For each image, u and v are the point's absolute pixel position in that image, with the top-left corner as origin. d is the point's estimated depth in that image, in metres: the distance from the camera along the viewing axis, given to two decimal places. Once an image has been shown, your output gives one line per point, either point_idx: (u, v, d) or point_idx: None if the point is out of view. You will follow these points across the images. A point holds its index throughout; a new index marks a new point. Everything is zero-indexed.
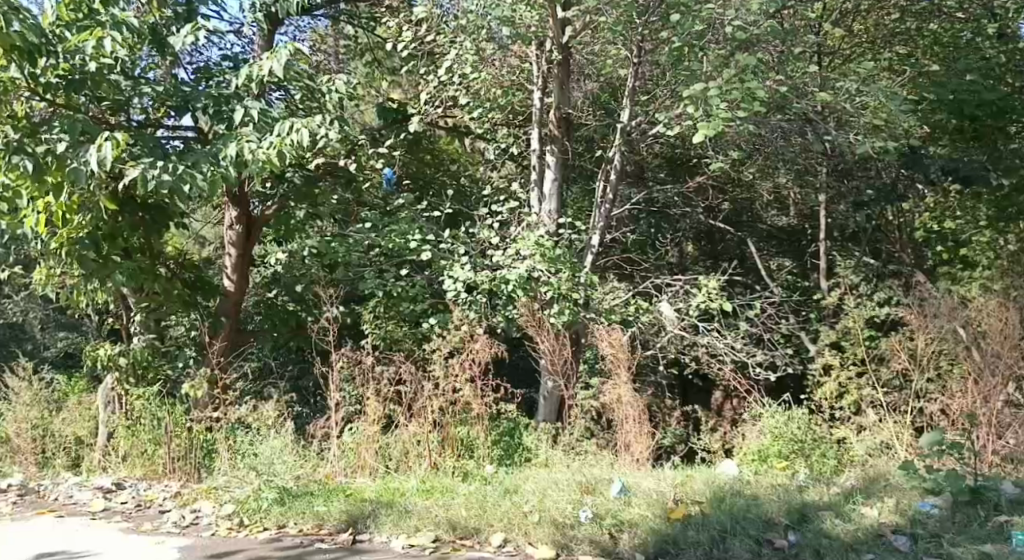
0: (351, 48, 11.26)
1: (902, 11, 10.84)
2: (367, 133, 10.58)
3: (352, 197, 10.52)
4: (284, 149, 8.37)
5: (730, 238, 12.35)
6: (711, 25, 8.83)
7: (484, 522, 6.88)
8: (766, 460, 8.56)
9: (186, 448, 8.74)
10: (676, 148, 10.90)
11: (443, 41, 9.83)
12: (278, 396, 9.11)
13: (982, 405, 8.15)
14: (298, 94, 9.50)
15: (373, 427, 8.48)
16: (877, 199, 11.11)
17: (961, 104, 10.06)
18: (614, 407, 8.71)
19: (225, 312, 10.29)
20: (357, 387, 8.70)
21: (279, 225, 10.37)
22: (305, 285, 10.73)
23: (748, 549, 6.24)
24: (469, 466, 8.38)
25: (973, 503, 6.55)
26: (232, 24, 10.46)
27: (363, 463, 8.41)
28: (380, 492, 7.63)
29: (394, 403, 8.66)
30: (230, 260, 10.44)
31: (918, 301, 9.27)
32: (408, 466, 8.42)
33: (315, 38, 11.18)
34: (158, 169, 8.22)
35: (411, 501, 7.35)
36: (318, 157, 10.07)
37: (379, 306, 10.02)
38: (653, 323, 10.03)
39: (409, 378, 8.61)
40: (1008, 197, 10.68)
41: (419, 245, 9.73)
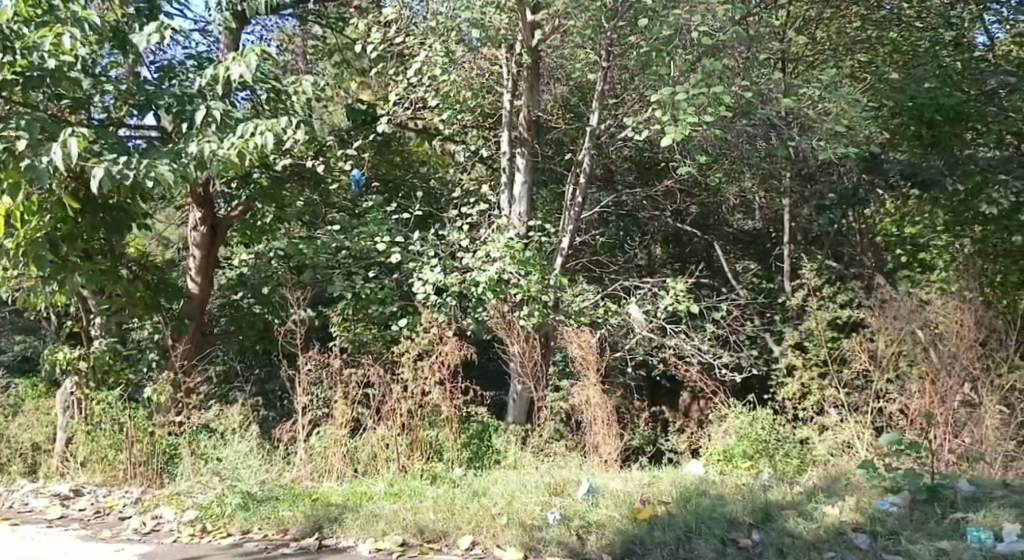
0: (320, 48, 11.22)
1: (863, 20, 11.01)
2: (335, 133, 10.69)
3: (321, 199, 10.56)
4: (244, 150, 8.37)
5: (697, 241, 12.58)
6: (679, 31, 8.91)
7: (453, 524, 6.92)
8: (732, 460, 8.72)
9: (148, 453, 8.59)
10: (644, 152, 11.01)
11: (413, 42, 9.83)
12: (243, 399, 9.09)
13: (941, 406, 8.30)
14: (264, 94, 9.42)
15: (341, 430, 8.46)
16: (840, 203, 11.30)
17: (922, 108, 10.36)
18: (582, 409, 8.81)
19: (189, 314, 10.24)
20: (327, 389, 8.68)
21: (246, 228, 10.50)
22: (272, 286, 10.60)
23: (714, 549, 6.31)
24: (437, 469, 8.42)
25: (930, 501, 6.70)
26: (196, 22, 10.43)
27: (331, 468, 8.41)
28: (348, 496, 7.65)
29: (363, 406, 8.66)
30: (194, 261, 10.38)
31: (879, 303, 9.49)
32: (376, 469, 8.46)
33: (282, 37, 11.16)
34: (122, 165, 8.19)
35: (379, 504, 7.39)
36: (286, 158, 10.17)
37: (348, 308, 9.99)
38: (622, 324, 10.10)
39: (377, 380, 8.65)
40: (964, 201, 10.57)
41: (388, 248, 9.76)
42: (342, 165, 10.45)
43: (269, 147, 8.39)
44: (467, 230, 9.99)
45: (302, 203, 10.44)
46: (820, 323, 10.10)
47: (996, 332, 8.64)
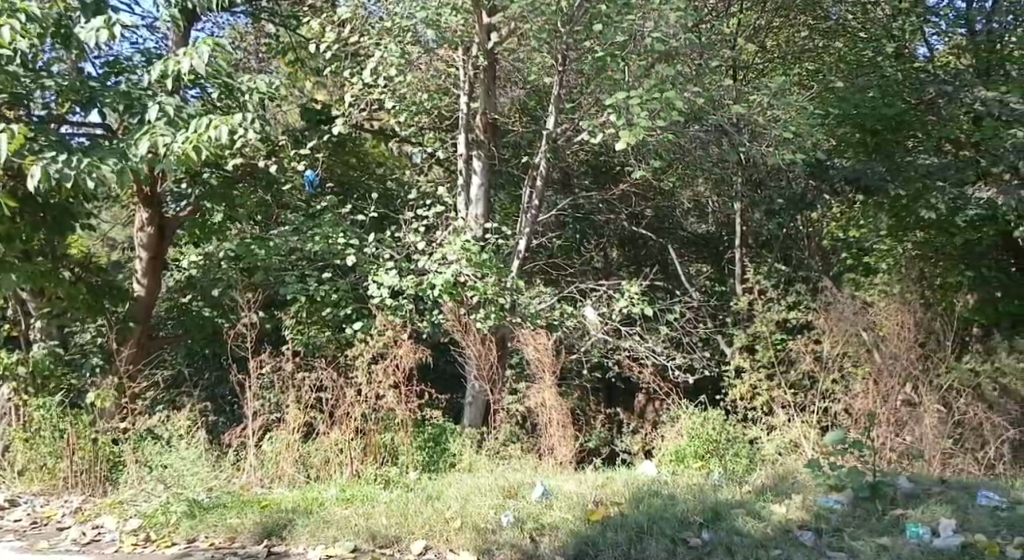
0: (274, 46, 11.21)
1: (811, 29, 11.33)
2: (290, 133, 10.60)
3: (273, 199, 10.49)
4: (199, 145, 8.31)
5: (652, 243, 12.73)
6: (633, 37, 9.07)
7: (406, 530, 6.95)
8: (683, 461, 8.90)
9: (92, 460, 8.46)
10: (599, 156, 11.14)
11: (369, 42, 9.82)
12: (191, 404, 9.03)
13: (883, 404, 8.59)
14: (215, 92, 9.39)
15: (293, 434, 8.44)
16: (788, 207, 11.61)
17: (862, 118, 10.73)
18: (538, 410, 8.97)
19: (136, 317, 10.24)
20: (279, 393, 8.66)
21: (196, 226, 10.36)
22: (222, 288, 10.47)
23: (665, 548, 6.39)
24: (391, 473, 8.45)
25: (872, 499, 6.88)
26: (144, 18, 10.28)
27: (281, 474, 8.37)
28: (298, 501, 7.65)
29: (316, 410, 8.65)
30: (140, 263, 10.36)
31: (825, 305, 9.70)
32: (328, 474, 8.46)
33: (235, 34, 11.15)
34: (61, 162, 8.10)
35: (331, 510, 7.41)
36: (238, 157, 9.86)
37: (303, 310, 9.98)
38: (578, 326, 10.25)
39: (331, 384, 8.66)
40: (908, 207, 10.89)
41: (343, 250, 9.72)
42: (296, 165, 10.29)
43: (223, 140, 8.32)
44: (424, 233, 9.99)
45: (255, 202, 10.36)
46: (769, 325, 10.27)
47: (934, 334, 8.98)
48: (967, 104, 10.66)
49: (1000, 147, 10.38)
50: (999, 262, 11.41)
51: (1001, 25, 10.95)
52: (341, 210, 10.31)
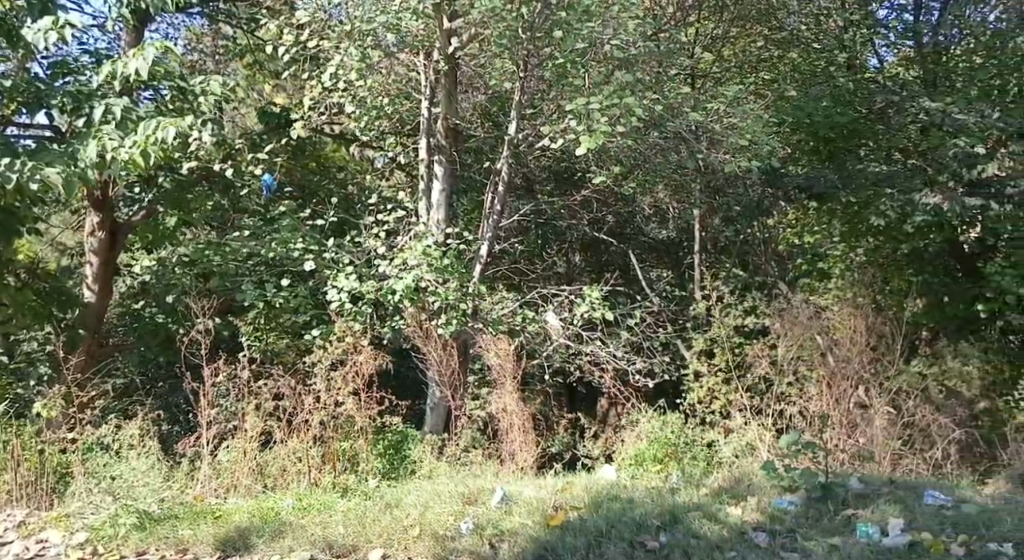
0: (230, 48, 11.08)
1: (766, 40, 11.58)
2: (248, 136, 10.55)
3: (229, 204, 10.53)
4: (148, 149, 8.29)
5: (614, 248, 12.77)
6: (593, 44, 9.17)
7: (364, 539, 6.95)
8: (643, 464, 9.04)
9: (37, 473, 8.16)
10: (561, 162, 11.22)
11: (328, 46, 9.68)
12: (143, 414, 8.93)
13: (836, 407, 8.74)
14: (168, 93, 9.29)
15: (250, 443, 8.38)
16: (745, 214, 11.87)
17: (816, 125, 10.93)
18: (500, 417, 9.02)
19: (86, 324, 10.19)
20: (234, 401, 8.65)
21: (148, 232, 10.30)
22: (177, 294, 10.35)
23: (623, 551, 6.46)
24: (349, 481, 8.44)
25: (824, 499, 7.04)
26: (93, 18, 10.11)
27: (236, 483, 8.27)
28: (253, 512, 7.62)
29: (274, 419, 8.62)
30: (91, 269, 10.27)
31: (778, 310, 9.88)
32: (285, 483, 8.39)
33: (190, 36, 11.06)
34: (4, 166, 7.97)
35: (287, 520, 7.41)
36: (192, 160, 9.71)
37: (261, 316, 9.90)
38: (540, 332, 10.26)
39: (290, 392, 8.64)
40: (859, 214, 11.15)
41: (301, 255, 9.67)
42: (251, 169, 10.13)
43: (171, 143, 8.32)
44: (384, 238, 10.01)
45: (211, 207, 10.41)
46: (726, 329, 10.38)
47: (885, 338, 9.13)
48: (913, 113, 10.76)
49: (944, 155, 10.51)
50: (943, 265, 11.33)
51: (948, 40, 11.18)
52: (299, 214, 10.08)
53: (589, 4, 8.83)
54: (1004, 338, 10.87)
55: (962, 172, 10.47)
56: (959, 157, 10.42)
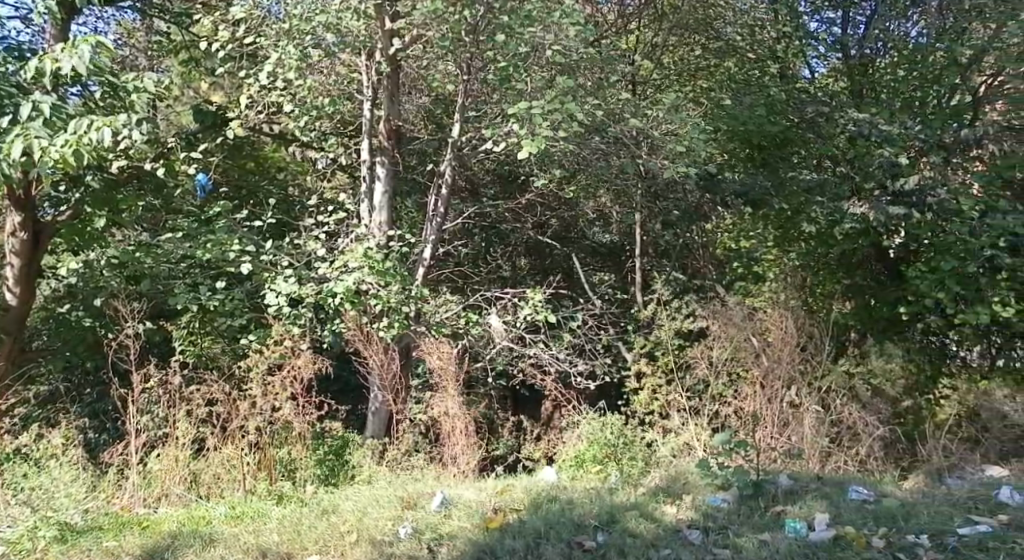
0: (166, 44, 10.79)
1: (704, 48, 11.78)
2: (182, 136, 10.50)
3: (162, 203, 10.41)
4: (80, 148, 8.09)
5: (557, 252, 12.86)
6: (535, 49, 9.27)
7: (298, 546, 6.96)
8: (582, 465, 9.22)
9: None
10: (504, 164, 11.36)
11: (265, 43, 9.60)
12: (68, 423, 8.79)
13: (768, 406, 8.97)
14: (98, 90, 9.06)
15: (181, 452, 8.32)
16: (683, 219, 12.11)
17: (748, 133, 11.09)
18: (441, 419, 9.09)
19: (8, 328, 9.90)
20: (165, 408, 8.49)
21: (74, 232, 10.07)
22: (104, 298, 10.14)
23: (560, 552, 6.55)
24: (283, 489, 8.41)
25: (755, 496, 7.24)
26: (17, 9, 9.89)
27: (167, 493, 8.24)
28: (184, 521, 7.60)
29: (207, 426, 8.57)
30: (12, 271, 9.78)
31: (713, 312, 10.08)
32: (217, 491, 8.39)
33: (122, 31, 11.06)
34: None
35: (218, 528, 7.40)
36: (121, 159, 9.60)
37: (195, 320, 10.00)
38: (483, 335, 10.37)
39: (223, 397, 8.54)
40: (791, 219, 11.42)
41: (237, 256, 9.60)
42: (184, 169, 10.13)
43: (104, 143, 8.15)
44: (324, 240, 10.00)
45: (143, 208, 10.31)
46: (668, 331, 10.47)
47: (814, 337, 9.49)
48: (842, 124, 10.94)
49: (870, 164, 10.79)
50: (865, 269, 11.62)
51: (873, 51, 11.57)
52: (234, 215, 10.00)
53: (529, 9, 8.97)
54: (925, 339, 11.11)
55: (885, 182, 10.79)
56: (884, 166, 10.71)
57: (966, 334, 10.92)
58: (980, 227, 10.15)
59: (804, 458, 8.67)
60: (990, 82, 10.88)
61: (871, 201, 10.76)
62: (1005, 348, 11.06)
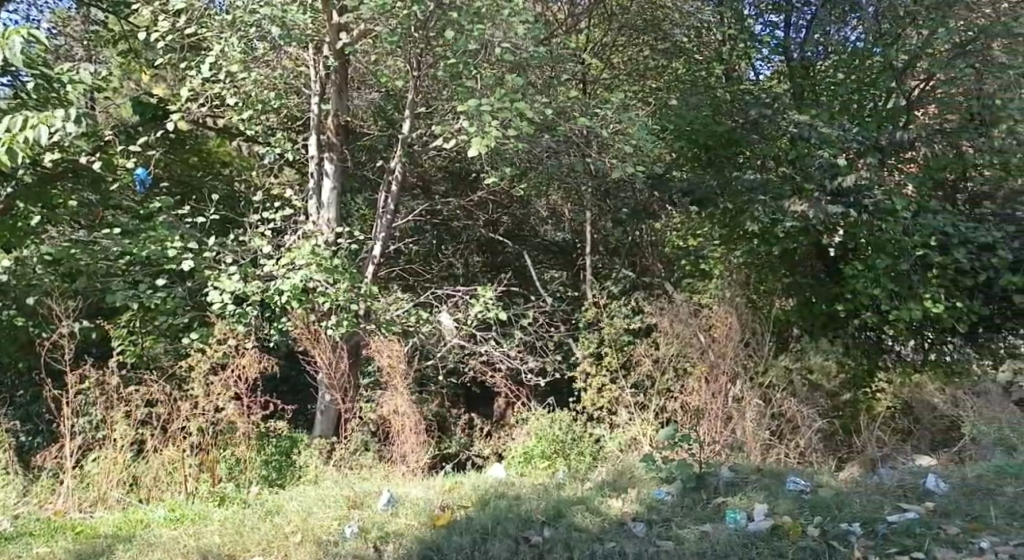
0: (101, 36, 10.78)
1: (653, 49, 11.90)
2: (120, 129, 10.40)
3: (99, 199, 10.22)
4: (13, 146, 7.76)
5: (508, 250, 12.85)
6: (484, 47, 9.30)
7: (241, 547, 6.92)
8: (531, 460, 9.46)
9: None
10: (455, 162, 11.56)
11: (208, 34, 9.47)
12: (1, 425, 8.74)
13: (710, 403, 9.10)
14: (30, 83, 8.65)
15: (119, 453, 8.27)
16: (632, 218, 12.31)
17: (694, 133, 11.36)
18: (391, 418, 9.07)
19: None
20: (103, 410, 8.42)
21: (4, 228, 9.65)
22: (37, 297, 9.58)
23: (507, 548, 6.62)
24: (226, 490, 8.38)
25: (697, 489, 7.40)
26: None
27: (105, 496, 8.16)
28: (119, 525, 7.55)
29: (146, 426, 8.49)
30: None
31: (659, 308, 10.22)
32: (158, 493, 8.32)
33: (56, 19, 10.88)
34: None
35: (157, 531, 7.35)
36: (55, 151, 9.38)
37: (135, 319, 9.75)
38: (434, 333, 10.36)
39: (163, 398, 8.47)
40: (732, 221, 11.45)
41: (179, 253, 9.41)
42: (122, 162, 10.04)
43: (38, 141, 7.85)
44: (271, 237, 9.98)
45: (77, 203, 10.12)
46: (614, 329, 10.60)
47: (756, 334, 9.64)
48: (783, 126, 11.12)
49: (809, 165, 10.97)
50: (796, 270, 11.52)
51: (814, 54, 11.75)
52: (175, 211, 9.87)
53: (478, 6, 8.98)
54: (862, 334, 11.38)
55: (824, 182, 10.88)
56: (822, 167, 10.85)
57: (899, 330, 11.08)
58: (910, 227, 10.59)
59: (744, 453, 8.88)
60: (923, 85, 11.31)
61: (812, 200, 10.76)
62: (937, 343, 11.28)
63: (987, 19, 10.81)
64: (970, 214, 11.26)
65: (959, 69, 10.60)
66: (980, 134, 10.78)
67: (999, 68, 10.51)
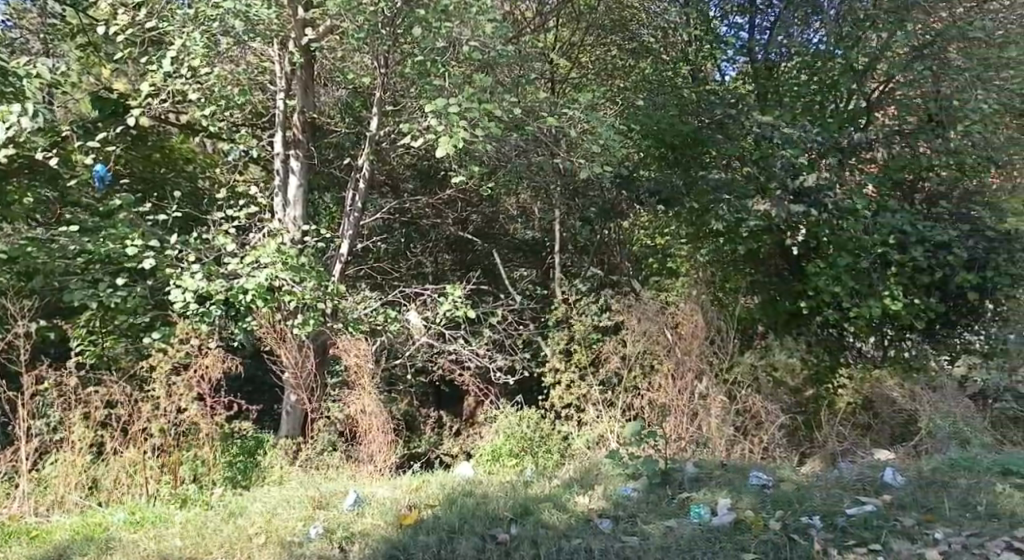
0: (60, 28, 10.34)
1: (619, 48, 12.06)
2: (79, 125, 10.05)
3: (58, 196, 10.12)
4: None
5: (479, 248, 12.94)
6: (452, 45, 9.33)
7: (203, 550, 6.89)
8: (499, 458, 9.50)
9: None
10: (425, 160, 11.63)
11: (171, 29, 9.38)
12: None
13: (677, 396, 9.31)
14: None
15: (78, 456, 8.20)
16: (598, 218, 12.36)
17: (661, 133, 11.39)
18: (357, 417, 9.08)
19: None
20: (60, 412, 8.33)
21: None
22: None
23: (473, 546, 6.65)
24: (188, 491, 8.33)
25: (663, 485, 7.48)
26: None
27: (61, 499, 8.11)
28: (77, 529, 7.48)
29: (106, 427, 8.41)
30: None
31: (626, 306, 10.29)
32: (118, 496, 8.26)
33: (12, 11, 10.53)
34: None
35: (117, 534, 7.31)
36: (12, 146, 9.22)
37: (94, 319, 9.66)
38: (402, 332, 10.37)
39: (123, 399, 8.39)
40: (700, 218, 11.50)
41: (138, 251, 9.36)
42: (81, 159, 9.89)
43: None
44: (235, 235, 9.91)
45: (31, 199, 9.97)
46: (583, 328, 10.55)
47: (721, 332, 9.73)
48: (747, 127, 11.20)
49: (770, 166, 11.12)
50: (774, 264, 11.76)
51: (777, 56, 11.78)
52: (136, 208, 9.76)
53: (446, 4, 8.93)
54: (824, 330, 11.51)
55: (787, 181, 11.01)
56: (785, 167, 10.94)
57: (861, 327, 11.21)
58: (872, 226, 10.85)
59: (707, 448, 9.02)
60: (882, 88, 11.44)
61: (775, 198, 10.96)
62: (896, 339, 11.43)
63: (943, 23, 10.95)
64: (927, 214, 11.33)
65: (917, 71, 10.84)
66: (937, 135, 10.99)
67: (955, 71, 10.69)
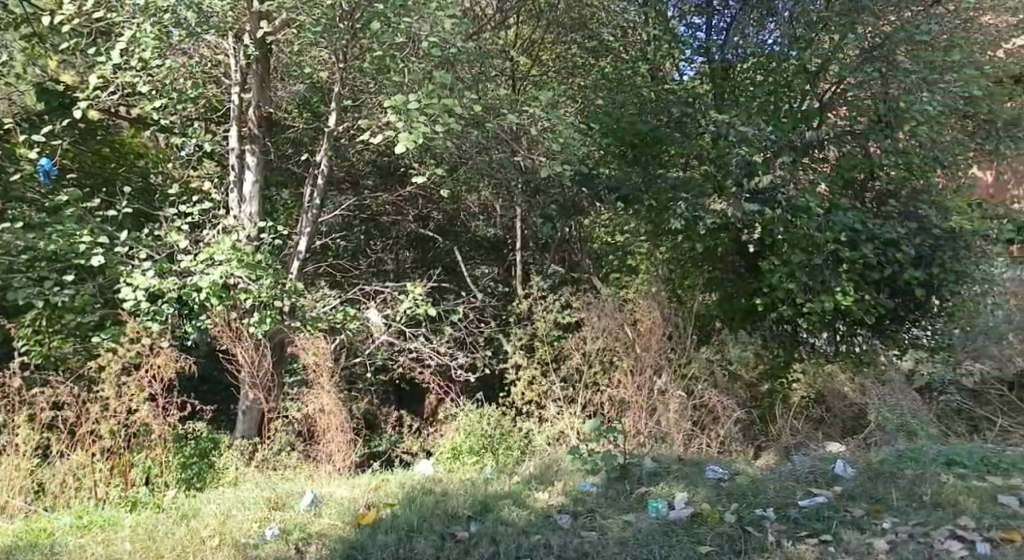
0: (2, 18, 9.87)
1: (579, 47, 12.33)
2: (24, 117, 10.10)
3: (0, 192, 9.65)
4: None
5: (440, 246, 12.87)
6: (410, 40, 9.32)
7: (154, 553, 6.83)
8: (459, 456, 9.48)
9: None
10: (384, 157, 11.56)
11: (121, 19, 9.19)
12: None
13: (636, 393, 9.43)
14: None
15: (24, 459, 8.03)
16: (561, 215, 12.32)
17: (619, 131, 11.48)
18: (316, 416, 9.08)
19: None
20: (4, 413, 8.21)
21: None
22: None
23: (432, 544, 6.66)
24: (139, 494, 8.26)
25: (620, 480, 7.55)
26: None
27: (7, 504, 7.92)
28: (22, 534, 7.36)
29: (53, 430, 8.29)
30: None
31: (584, 304, 10.34)
32: (65, 501, 8.11)
33: None
34: None
35: (63, 540, 7.21)
36: None
37: (41, 319, 9.44)
38: (362, 331, 10.37)
39: (70, 401, 8.27)
40: (657, 214, 11.63)
41: (87, 248, 9.25)
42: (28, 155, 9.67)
43: None
44: (189, 232, 9.80)
45: None
46: (546, 324, 10.54)
47: (678, 329, 9.84)
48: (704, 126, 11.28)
49: (726, 165, 11.09)
50: (729, 262, 11.91)
51: (734, 56, 11.73)
52: (85, 204, 9.68)
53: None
54: (778, 326, 11.62)
55: (742, 180, 11.10)
56: (740, 166, 11.00)
57: (815, 324, 11.36)
58: (822, 225, 10.92)
59: (664, 444, 9.11)
60: (834, 89, 11.47)
61: (730, 197, 11.10)
62: (848, 336, 11.59)
63: (892, 25, 11.03)
64: (877, 212, 11.53)
65: (866, 73, 10.94)
66: (886, 135, 11.24)
67: (903, 72, 10.88)
